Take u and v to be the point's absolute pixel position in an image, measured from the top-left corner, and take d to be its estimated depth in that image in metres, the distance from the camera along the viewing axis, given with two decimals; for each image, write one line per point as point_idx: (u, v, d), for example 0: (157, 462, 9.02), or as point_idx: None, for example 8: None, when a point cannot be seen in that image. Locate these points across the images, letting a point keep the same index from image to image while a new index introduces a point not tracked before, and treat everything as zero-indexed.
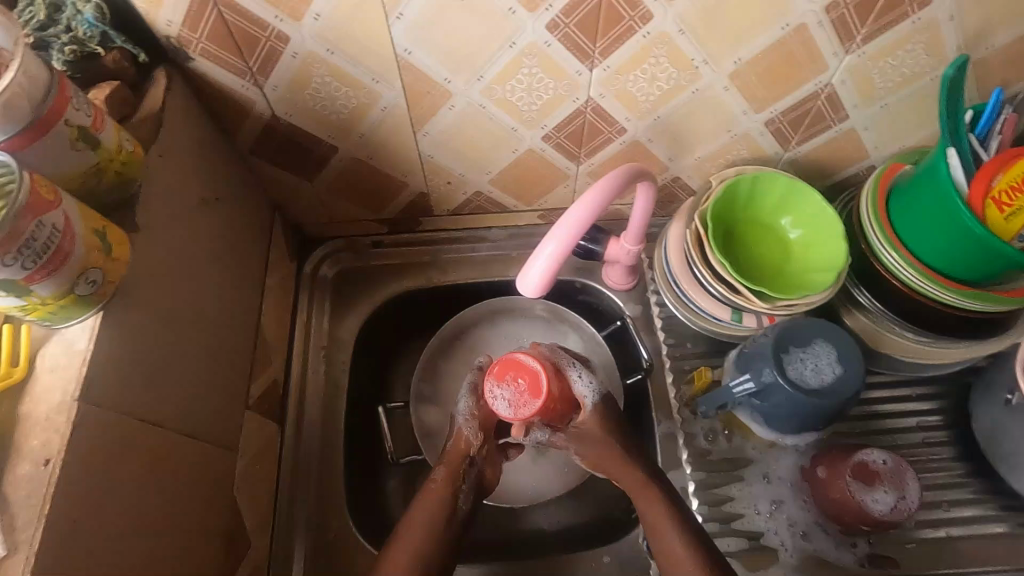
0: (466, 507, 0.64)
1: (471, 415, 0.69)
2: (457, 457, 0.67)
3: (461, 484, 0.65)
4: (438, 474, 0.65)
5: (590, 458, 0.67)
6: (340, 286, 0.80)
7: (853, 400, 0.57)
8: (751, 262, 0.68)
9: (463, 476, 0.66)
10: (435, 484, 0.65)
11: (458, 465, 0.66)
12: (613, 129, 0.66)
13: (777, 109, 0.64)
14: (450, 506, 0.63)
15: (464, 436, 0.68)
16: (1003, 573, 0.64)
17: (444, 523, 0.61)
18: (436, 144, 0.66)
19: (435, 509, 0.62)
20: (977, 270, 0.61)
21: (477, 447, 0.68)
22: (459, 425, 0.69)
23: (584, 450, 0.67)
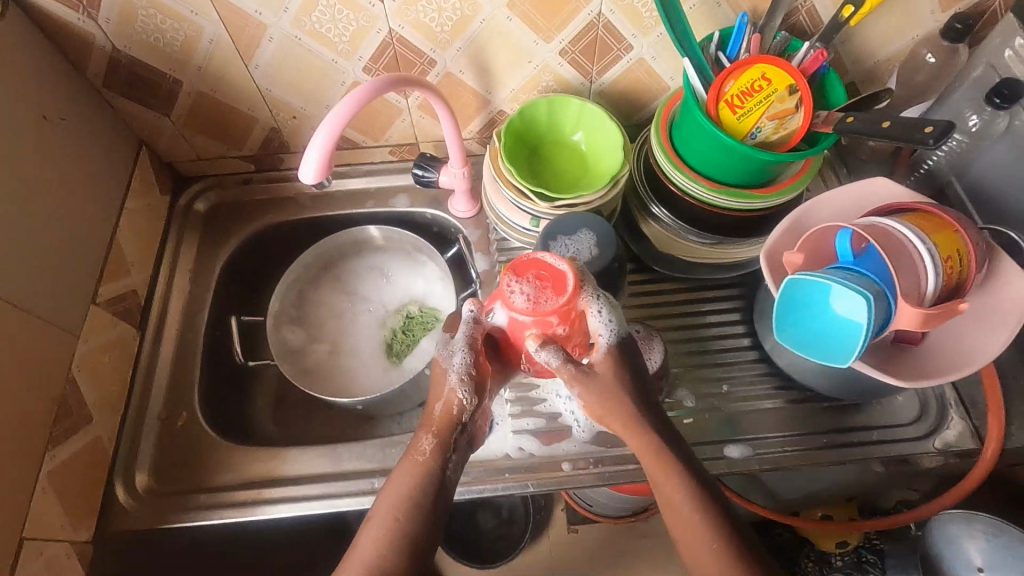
0: (447, 470, 0.50)
1: (468, 374, 0.53)
2: (445, 423, 0.52)
3: (451, 454, 0.52)
4: (427, 444, 0.51)
5: (594, 407, 0.53)
6: (210, 218, 0.89)
7: (610, 279, 0.66)
8: (551, 176, 0.76)
9: (454, 446, 0.52)
10: (425, 456, 0.50)
11: (449, 438, 0.52)
12: (423, 61, 0.75)
13: (563, 38, 0.73)
14: (440, 480, 0.50)
15: (457, 400, 0.53)
16: (772, 438, 0.73)
17: (435, 495, 0.49)
18: (269, 76, 0.75)
19: (410, 463, 0.50)
20: (730, 170, 0.69)
21: (470, 410, 0.53)
22: (454, 384, 0.53)
23: (589, 398, 0.53)
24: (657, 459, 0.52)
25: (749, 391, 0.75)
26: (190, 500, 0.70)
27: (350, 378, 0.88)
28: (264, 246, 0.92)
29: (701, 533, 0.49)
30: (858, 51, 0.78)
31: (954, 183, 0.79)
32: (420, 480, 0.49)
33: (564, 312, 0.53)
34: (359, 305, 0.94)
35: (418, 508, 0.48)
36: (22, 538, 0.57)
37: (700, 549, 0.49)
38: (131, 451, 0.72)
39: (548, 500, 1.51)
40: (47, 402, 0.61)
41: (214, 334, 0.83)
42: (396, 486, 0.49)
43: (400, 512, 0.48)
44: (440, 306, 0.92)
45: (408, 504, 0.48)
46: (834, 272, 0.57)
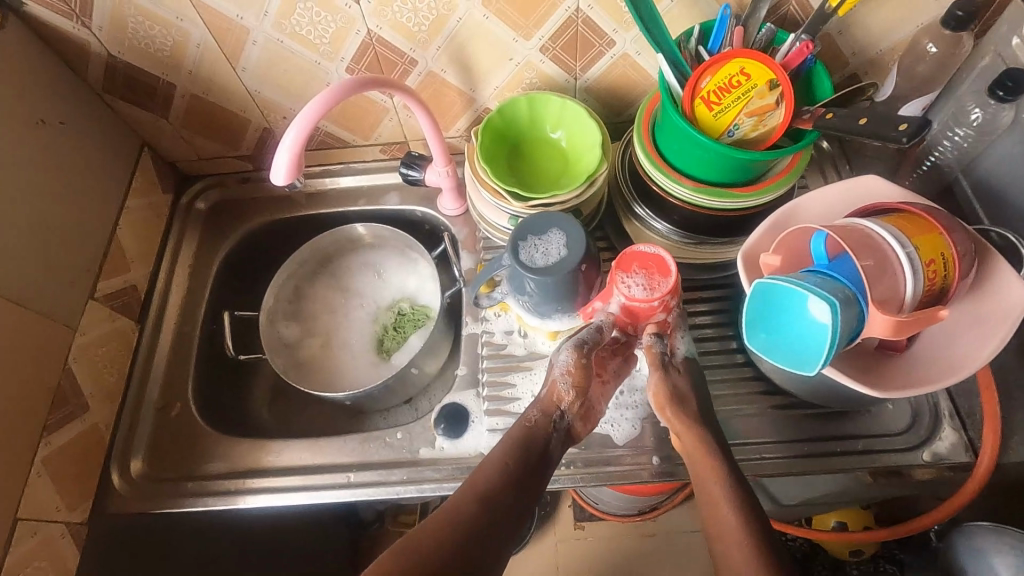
0: (541, 436, 0.60)
1: (569, 369, 0.63)
2: (549, 406, 0.62)
3: (554, 436, 0.61)
4: (535, 415, 0.61)
5: (660, 393, 0.63)
6: (210, 215, 0.93)
7: (581, 278, 0.65)
8: (530, 174, 0.76)
9: (553, 430, 0.61)
10: (532, 424, 0.60)
11: (551, 414, 0.62)
12: (404, 60, 0.75)
13: (542, 35, 0.72)
14: (541, 450, 0.59)
15: (558, 387, 0.62)
16: (757, 444, 0.70)
17: (534, 453, 0.58)
18: (258, 78, 0.77)
19: (521, 425, 0.60)
20: (709, 169, 0.68)
21: (569, 401, 0.62)
22: (555, 377, 0.63)
23: (660, 383, 0.63)
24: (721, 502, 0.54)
25: (734, 396, 0.73)
26: (179, 487, 0.73)
27: (340, 374, 0.90)
28: (263, 242, 0.95)
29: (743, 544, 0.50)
30: (860, 42, 0.74)
31: (961, 180, 0.74)
32: (530, 442, 0.59)
33: (677, 290, 0.62)
34: (352, 301, 0.96)
35: (521, 455, 0.57)
36: (16, 518, 0.61)
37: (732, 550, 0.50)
38: (127, 437, 0.76)
39: (555, 496, 1.51)
40: (43, 390, 0.65)
41: (212, 327, 0.87)
42: (519, 443, 0.58)
43: (510, 457, 0.57)
44: (430, 304, 0.93)
45: (513, 450, 0.57)
46: (807, 277, 0.55)
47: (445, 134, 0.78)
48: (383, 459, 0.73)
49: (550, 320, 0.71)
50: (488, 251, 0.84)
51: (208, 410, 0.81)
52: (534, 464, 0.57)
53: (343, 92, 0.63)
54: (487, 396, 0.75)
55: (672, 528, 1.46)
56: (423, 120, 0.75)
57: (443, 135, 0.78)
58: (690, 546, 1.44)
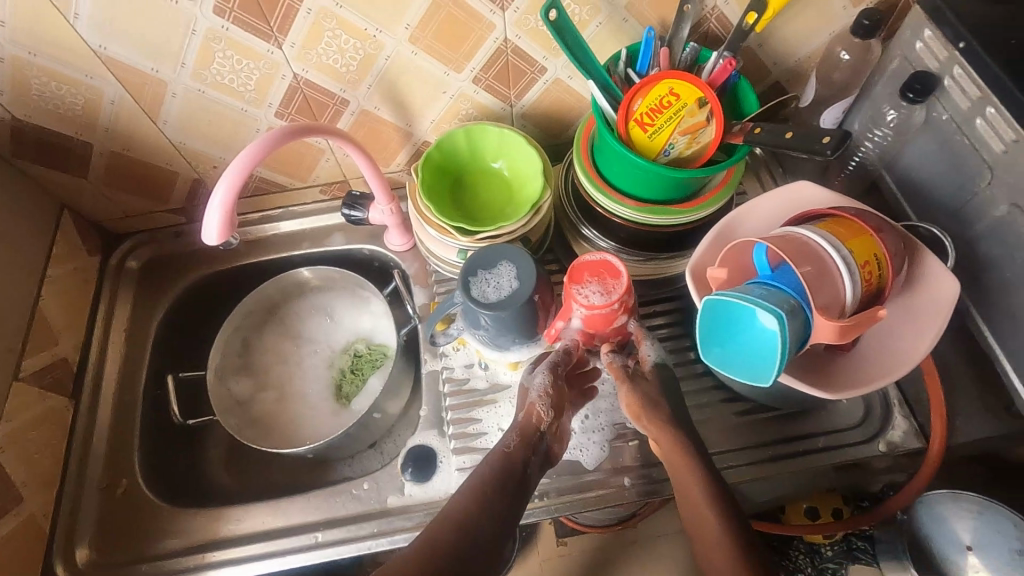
0: (521, 465, 0.58)
1: (545, 391, 0.63)
2: (529, 431, 0.61)
3: (533, 458, 0.60)
4: (512, 440, 0.60)
5: (634, 403, 0.62)
6: (144, 274, 0.88)
7: (535, 309, 0.65)
8: (475, 205, 0.75)
9: (532, 454, 0.60)
10: (510, 450, 0.59)
11: (531, 440, 0.60)
12: (335, 100, 0.73)
13: (473, 67, 0.72)
14: (522, 475, 0.57)
15: (536, 410, 0.62)
16: (725, 453, 0.71)
17: (512, 480, 0.56)
18: (181, 129, 0.73)
19: (499, 452, 0.58)
20: (650, 188, 0.69)
21: (548, 422, 0.62)
22: (533, 400, 0.63)
23: (631, 394, 0.63)
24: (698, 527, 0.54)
25: (697, 407, 0.73)
26: (133, 570, 0.68)
27: (297, 426, 0.86)
28: (204, 296, 0.91)
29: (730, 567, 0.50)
30: (779, 52, 0.77)
31: (884, 176, 0.77)
32: (509, 469, 0.57)
33: (630, 292, 0.63)
34: (306, 347, 0.92)
35: (496, 484, 0.55)
36: None
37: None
38: (69, 523, 0.71)
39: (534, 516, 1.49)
40: None
41: (156, 392, 0.82)
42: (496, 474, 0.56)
43: (487, 485, 0.55)
44: (386, 342, 0.91)
45: (490, 479, 0.56)
46: (752, 289, 0.56)
47: (384, 172, 0.76)
48: (350, 513, 0.70)
49: (510, 352, 0.70)
50: (440, 285, 0.83)
51: (158, 482, 0.77)
52: (510, 491, 0.56)
53: (269, 141, 0.60)
54: (453, 434, 0.74)
55: None
56: (360, 162, 0.74)
57: (382, 173, 0.76)
58: None
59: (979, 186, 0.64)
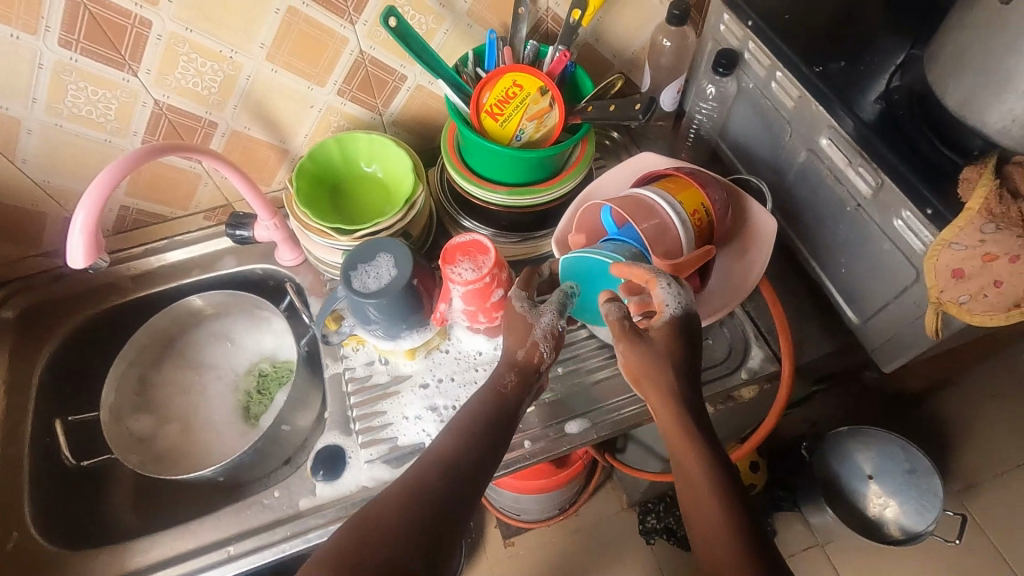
0: (508, 400, 0.57)
1: (552, 330, 0.60)
2: (530, 368, 0.58)
3: (526, 397, 0.58)
4: (510, 378, 0.58)
5: (634, 366, 0.56)
6: (21, 323, 0.85)
7: (416, 292, 0.69)
8: (355, 209, 0.79)
9: (528, 391, 0.58)
10: (506, 389, 0.57)
11: (528, 380, 0.58)
12: (203, 124, 0.76)
13: (335, 80, 0.77)
14: (511, 413, 0.56)
15: (539, 349, 0.59)
16: (613, 404, 0.77)
17: (503, 419, 0.55)
18: (43, 167, 0.73)
19: (492, 391, 0.57)
20: (510, 173, 0.75)
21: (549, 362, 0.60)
22: (537, 338, 0.59)
23: (632, 358, 0.56)
24: None
25: (585, 368, 0.79)
26: None
27: (204, 455, 0.85)
28: (91, 338, 0.88)
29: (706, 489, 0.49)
30: (614, 46, 0.87)
31: (721, 144, 0.88)
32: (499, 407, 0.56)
33: (500, 264, 0.69)
34: (208, 374, 0.92)
35: (489, 422, 0.54)
36: None
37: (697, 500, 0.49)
38: None
39: (479, 521, 1.51)
40: None
41: (44, 441, 0.79)
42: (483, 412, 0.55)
43: (475, 424, 0.54)
44: (290, 358, 0.92)
45: (476, 419, 0.54)
46: (604, 247, 0.65)
47: (262, 188, 0.79)
48: (262, 522, 0.71)
49: (401, 340, 0.74)
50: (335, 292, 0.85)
51: (53, 532, 0.73)
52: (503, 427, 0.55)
53: (123, 168, 0.61)
54: (359, 428, 0.76)
55: (593, 518, 1.52)
56: (235, 181, 0.76)
57: (260, 189, 0.79)
58: (614, 529, 1.51)
59: (785, 139, 0.75)
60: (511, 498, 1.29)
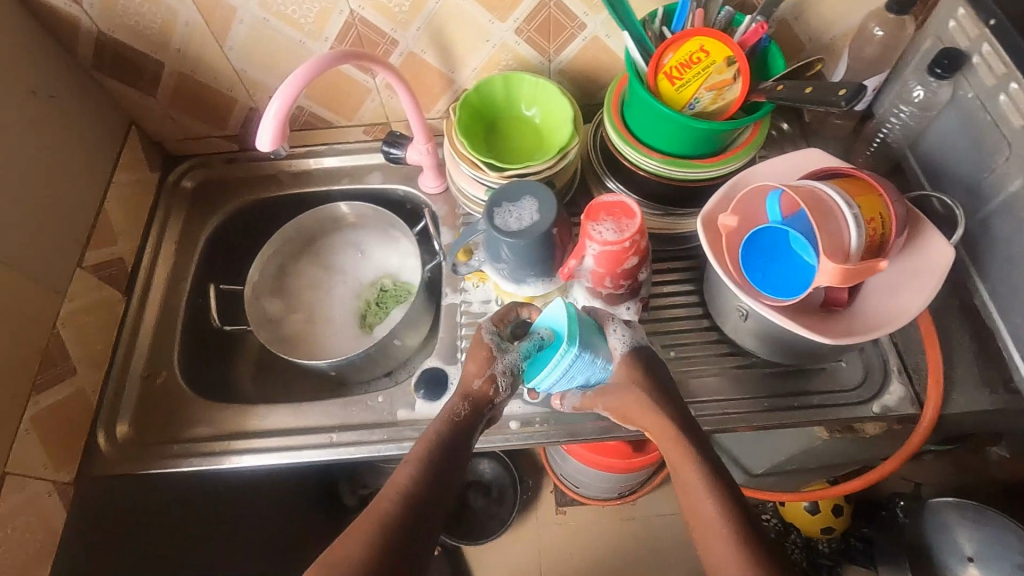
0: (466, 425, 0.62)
1: (509, 369, 0.66)
2: (483, 401, 0.64)
3: (479, 424, 0.64)
4: (463, 408, 0.63)
5: (617, 408, 0.66)
6: (196, 195, 0.95)
7: (552, 242, 0.69)
8: (505, 149, 0.80)
9: (479, 418, 0.64)
10: (459, 417, 0.62)
11: (480, 409, 0.64)
12: (386, 41, 0.79)
13: (517, 18, 0.77)
14: (472, 436, 0.62)
15: (491, 384, 0.65)
16: (721, 402, 0.74)
17: (464, 442, 0.61)
18: (244, 57, 0.80)
19: (446, 420, 0.62)
20: (672, 141, 0.72)
21: (502, 398, 0.66)
22: (497, 372, 0.65)
23: (611, 403, 0.66)
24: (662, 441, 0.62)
25: (700, 359, 0.76)
26: (164, 449, 0.75)
27: (321, 347, 0.92)
28: (248, 220, 0.97)
29: (721, 518, 0.54)
30: (814, 26, 0.80)
31: (909, 156, 0.79)
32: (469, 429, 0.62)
33: (643, 232, 0.67)
34: (337, 276, 0.98)
35: (448, 444, 0.60)
36: (5, 470, 0.62)
37: (700, 504, 0.55)
38: (113, 402, 0.78)
39: (537, 481, 1.53)
40: (33, 351, 0.67)
41: (198, 301, 0.89)
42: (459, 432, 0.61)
43: (439, 447, 0.59)
44: (411, 280, 0.96)
45: (441, 440, 0.60)
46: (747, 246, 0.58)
47: (425, 111, 0.81)
48: (363, 421, 0.76)
49: (523, 285, 0.75)
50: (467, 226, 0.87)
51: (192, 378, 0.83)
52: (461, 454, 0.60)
53: (302, 77, 0.64)
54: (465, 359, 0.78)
55: (651, 511, 1.50)
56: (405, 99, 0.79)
57: (424, 112, 0.81)
58: (667, 529, 1.48)
59: (998, 162, 0.65)
60: (577, 467, 1.29)
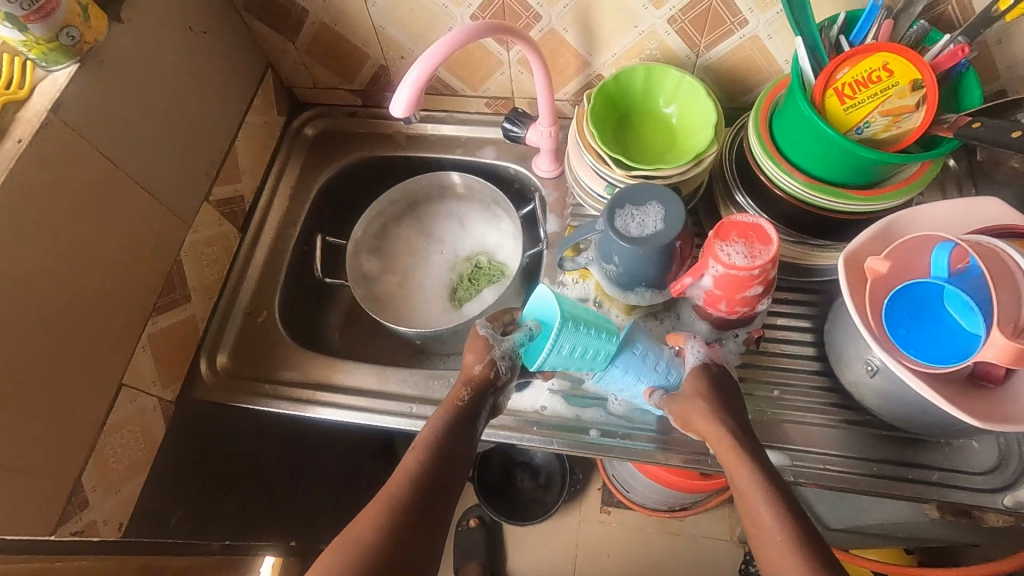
0: (469, 408, 0.59)
1: (509, 353, 0.63)
2: (483, 385, 0.61)
3: (483, 409, 0.60)
4: (465, 394, 0.59)
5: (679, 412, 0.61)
6: (316, 144, 0.97)
7: (671, 255, 0.64)
8: (633, 144, 0.75)
9: (484, 402, 0.60)
10: (463, 402, 0.59)
11: (483, 393, 0.60)
12: (529, 15, 0.76)
13: (674, 5, 0.71)
14: (478, 415, 0.59)
15: (496, 367, 0.62)
16: (820, 455, 0.68)
17: (468, 428, 0.57)
18: (386, 14, 0.79)
19: (449, 405, 0.58)
20: (826, 165, 0.65)
21: (506, 379, 0.62)
22: (496, 356, 0.62)
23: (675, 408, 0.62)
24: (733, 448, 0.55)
25: (806, 405, 0.70)
26: (257, 386, 0.79)
27: (408, 312, 0.93)
28: (359, 175, 0.98)
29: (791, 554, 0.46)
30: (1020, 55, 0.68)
31: None
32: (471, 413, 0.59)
33: (776, 263, 0.61)
34: (435, 245, 0.99)
35: (455, 429, 0.56)
36: (120, 382, 0.67)
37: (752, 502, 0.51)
38: (217, 332, 0.82)
39: (586, 476, 1.52)
40: (157, 275, 0.71)
41: (303, 248, 0.92)
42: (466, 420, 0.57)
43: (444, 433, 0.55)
44: (506, 261, 0.95)
45: (442, 428, 0.56)
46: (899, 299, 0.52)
47: (556, 92, 0.77)
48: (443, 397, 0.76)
49: (629, 293, 0.71)
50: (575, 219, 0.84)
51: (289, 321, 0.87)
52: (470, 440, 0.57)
53: (436, 55, 0.62)
54: None
55: (697, 531, 1.45)
56: (539, 79, 0.75)
57: (554, 93, 0.77)
58: (713, 554, 1.43)
59: None
60: (632, 473, 1.26)
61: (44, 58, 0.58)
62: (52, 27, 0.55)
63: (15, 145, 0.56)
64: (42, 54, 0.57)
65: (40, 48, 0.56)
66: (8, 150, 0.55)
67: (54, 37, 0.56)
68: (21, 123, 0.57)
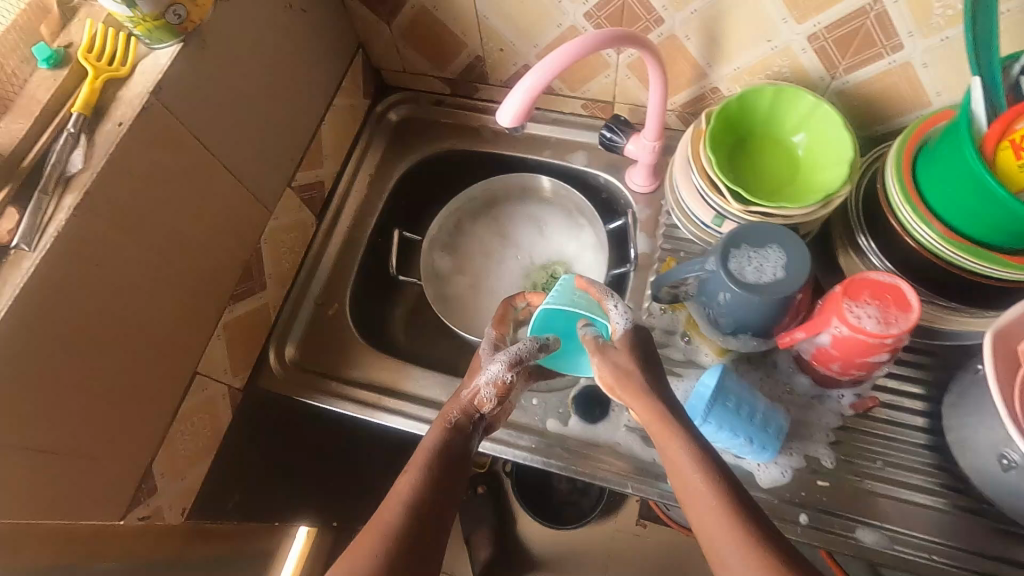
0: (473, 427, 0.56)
1: (498, 380, 0.57)
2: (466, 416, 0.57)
3: (475, 432, 0.57)
4: (454, 417, 0.56)
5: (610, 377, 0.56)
6: (399, 131, 0.93)
7: (788, 306, 0.59)
8: (749, 173, 0.68)
9: (474, 427, 0.57)
10: (451, 425, 0.55)
11: (471, 418, 0.57)
12: (650, 19, 0.69)
13: (819, 22, 0.63)
14: (468, 439, 0.55)
15: (480, 394, 0.57)
16: (920, 540, 0.62)
17: (456, 458, 0.53)
18: (492, 4, 0.74)
19: (441, 429, 0.55)
20: (982, 224, 0.56)
21: (489, 409, 0.57)
22: (481, 383, 0.57)
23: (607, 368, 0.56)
24: (664, 424, 0.52)
25: (909, 483, 0.64)
26: (323, 382, 0.77)
27: (481, 318, 0.90)
28: (440, 168, 0.94)
29: None
30: None
31: None
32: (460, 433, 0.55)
33: (910, 333, 0.54)
34: (509, 247, 0.94)
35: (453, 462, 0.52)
36: (194, 370, 0.66)
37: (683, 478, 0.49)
38: (288, 321, 0.80)
39: None
40: (237, 262, 0.69)
41: (377, 240, 0.89)
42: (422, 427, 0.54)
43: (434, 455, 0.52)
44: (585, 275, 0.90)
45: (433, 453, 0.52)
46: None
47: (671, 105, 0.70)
48: (513, 419, 0.72)
49: (728, 337, 0.66)
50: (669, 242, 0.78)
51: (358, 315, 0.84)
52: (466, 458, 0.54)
53: (551, 70, 0.56)
54: None
55: None
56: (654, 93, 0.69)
57: (669, 106, 0.70)
58: None
59: None
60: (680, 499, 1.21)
61: (148, 35, 0.55)
62: (160, 4, 0.52)
63: (115, 128, 0.53)
64: (146, 31, 0.54)
65: (145, 26, 0.54)
66: (107, 131, 0.53)
67: (160, 15, 0.53)
68: (121, 103, 0.54)
